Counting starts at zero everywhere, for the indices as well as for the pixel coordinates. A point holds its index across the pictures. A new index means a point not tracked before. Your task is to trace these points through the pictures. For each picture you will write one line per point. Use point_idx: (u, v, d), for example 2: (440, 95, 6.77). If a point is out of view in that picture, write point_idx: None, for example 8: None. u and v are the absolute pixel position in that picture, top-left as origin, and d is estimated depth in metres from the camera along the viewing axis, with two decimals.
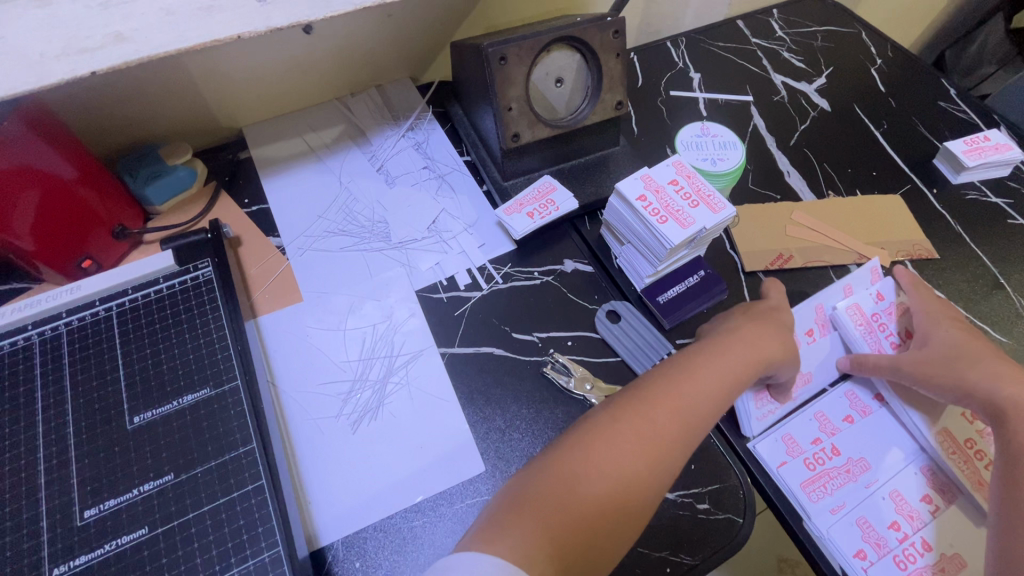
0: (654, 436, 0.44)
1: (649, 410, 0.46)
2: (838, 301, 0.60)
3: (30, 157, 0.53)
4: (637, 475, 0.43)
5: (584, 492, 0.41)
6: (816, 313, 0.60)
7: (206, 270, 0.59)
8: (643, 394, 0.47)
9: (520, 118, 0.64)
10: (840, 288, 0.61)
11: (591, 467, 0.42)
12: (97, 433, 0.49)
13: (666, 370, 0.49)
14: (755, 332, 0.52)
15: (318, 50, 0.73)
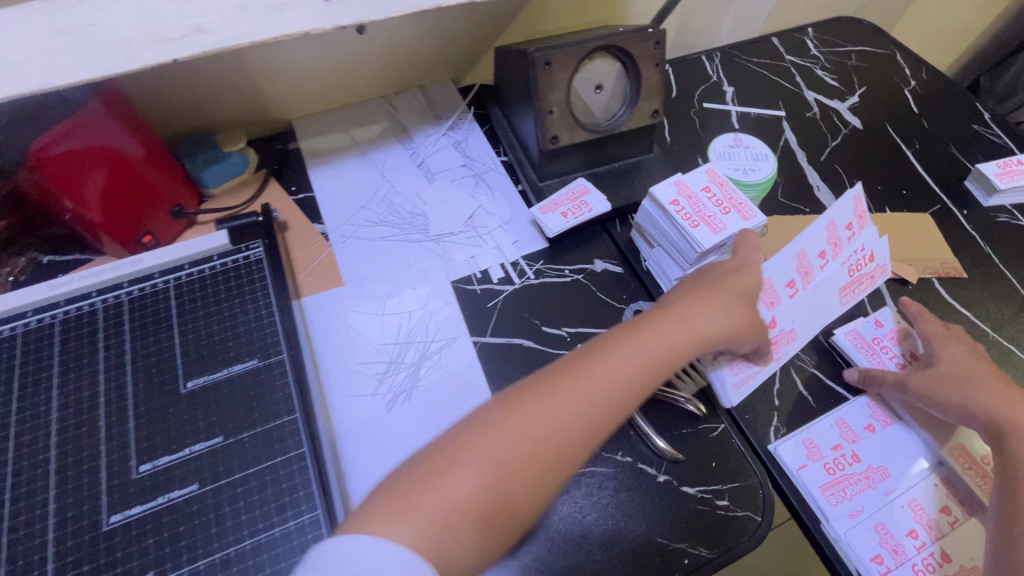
0: (544, 424, 0.42)
1: (553, 394, 0.44)
2: (818, 245, 0.59)
3: (103, 137, 0.57)
4: (522, 465, 0.41)
5: (445, 473, 0.39)
6: (797, 262, 0.59)
7: (257, 250, 0.62)
8: (547, 377, 0.45)
9: (559, 122, 0.66)
10: (823, 231, 0.59)
11: (474, 456, 0.40)
12: (154, 396, 0.52)
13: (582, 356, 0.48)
14: (667, 313, 0.51)
15: (368, 50, 0.77)
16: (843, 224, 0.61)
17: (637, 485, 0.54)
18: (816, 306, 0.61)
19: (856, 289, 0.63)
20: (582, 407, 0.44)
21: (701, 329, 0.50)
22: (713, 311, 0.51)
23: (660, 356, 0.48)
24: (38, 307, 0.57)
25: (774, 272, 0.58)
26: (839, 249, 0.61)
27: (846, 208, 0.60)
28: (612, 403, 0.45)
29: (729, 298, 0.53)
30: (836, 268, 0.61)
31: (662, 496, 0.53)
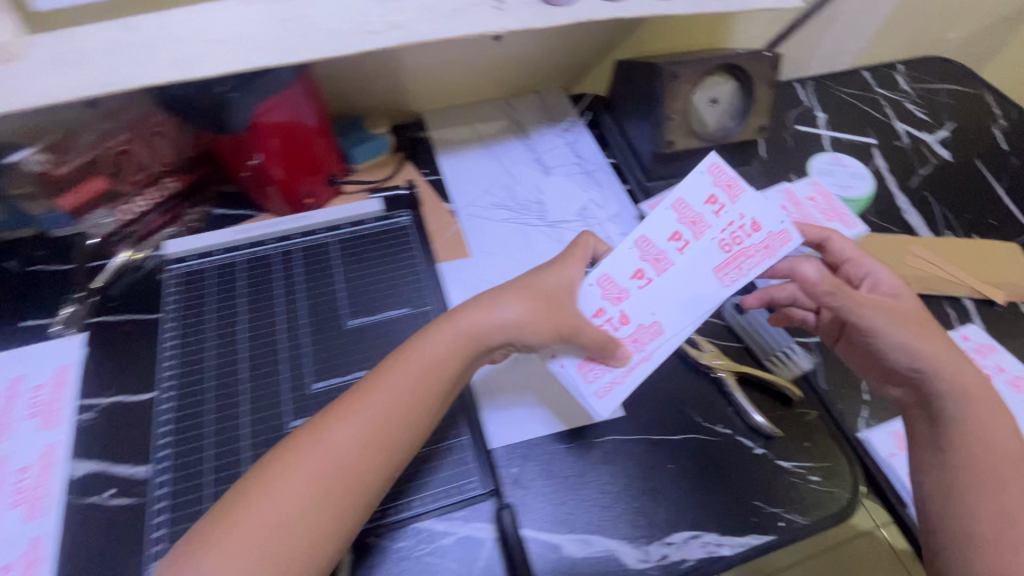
0: (292, 466, 0.46)
1: (358, 405, 0.49)
2: (667, 229, 0.56)
3: (291, 111, 0.67)
4: (293, 509, 0.44)
5: (272, 489, 0.45)
6: (641, 251, 0.56)
7: (403, 219, 0.72)
8: (346, 397, 0.50)
9: (676, 128, 0.74)
10: (666, 210, 0.57)
11: (251, 501, 0.44)
12: (323, 330, 0.61)
13: (380, 366, 0.52)
14: (459, 315, 0.54)
15: (499, 56, 0.87)
16: (700, 200, 0.56)
17: (734, 452, 0.60)
18: (689, 303, 0.55)
19: (741, 266, 0.55)
20: (379, 415, 0.49)
21: (500, 316, 0.54)
22: (516, 303, 0.54)
23: (441, 359, 0.52)
24: (225, 248, 0.68)
25: (613, 267, 0.56)
26: (704, 232, 0.56)
27: (699, 180, 0.57)
28: (411, 412, 0.50)
29: (541, 299, 0.54)
30: (716, 252, 0.55)
31: (758, 465, 0.59)
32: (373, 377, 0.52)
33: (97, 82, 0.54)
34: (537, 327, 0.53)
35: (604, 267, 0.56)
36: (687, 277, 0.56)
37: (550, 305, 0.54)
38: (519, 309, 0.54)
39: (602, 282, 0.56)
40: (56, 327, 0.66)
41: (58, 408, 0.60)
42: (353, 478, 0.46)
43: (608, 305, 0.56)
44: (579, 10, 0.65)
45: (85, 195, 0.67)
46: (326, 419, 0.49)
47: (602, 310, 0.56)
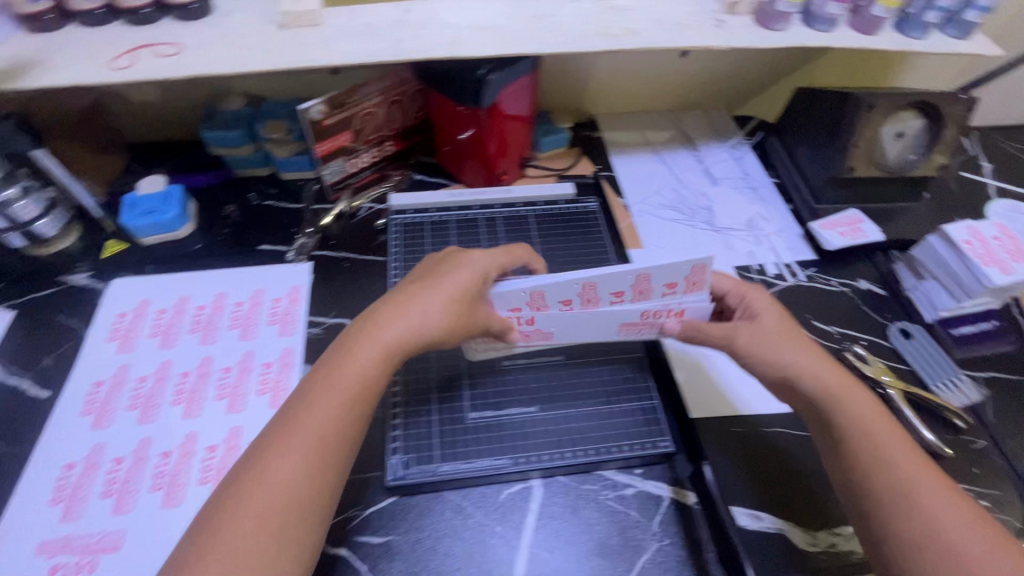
0: (248, 494, 0.42)
1: (299, 428, 0.46)
2: (617, 285, 0.57)
3: (513, 98, 0.74)
4: (255, 537, 0.41)
5: (223, 543, 0.40)
6: (582, 288, 0.57)
7: (592, 205, 0.79)
8: (284, 419, 0.47)
9: (861, 156, 0.78)
10: (628, 277, 0.55)
11: (219, 545, 0.40)
12: None
13: (315, 375, 0.49)
14: (396, 310, 0.51)
15: (679, 71, 0.94)
16: (663, 281, 0.56)
17: None
18: (591, 329, 0.59)
19: (642, 329, 0.60)
20: (317, 435, 0.46)
21: (420, 324, 0.51)
22: (437, 300, 0.52)
23: (370, 370, 0.49)
24: (438, 207, 0.77)
25: (550, 288, 0.56)
26: (660, 300, 0.58)
27: (675, 269, 0.55)
28: (342, 429, 0.47)
29: (443, 297, 0.53)
30: (631, 313, 0.57)
31: None
32: (326, 377, 0.48)
33: (388, 51, 0.65)
34: (440, 318, 0.52)
35: (538, 284, 0.56)
36: (602, 322, 0.58)
37: (452, 300, 0.53)
38: (428, 309, 0.52)
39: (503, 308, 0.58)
40: (290, 255, 0.76)
41: (293, 320, 0.70)
42: (293, 495, 0.43)
43: (525, 310, 0.58)
44: (793, 36, 0.71)
45: (335, 146, 0.75)
46: (279, 442, 0.45)
47: (518, 312, 0.58)
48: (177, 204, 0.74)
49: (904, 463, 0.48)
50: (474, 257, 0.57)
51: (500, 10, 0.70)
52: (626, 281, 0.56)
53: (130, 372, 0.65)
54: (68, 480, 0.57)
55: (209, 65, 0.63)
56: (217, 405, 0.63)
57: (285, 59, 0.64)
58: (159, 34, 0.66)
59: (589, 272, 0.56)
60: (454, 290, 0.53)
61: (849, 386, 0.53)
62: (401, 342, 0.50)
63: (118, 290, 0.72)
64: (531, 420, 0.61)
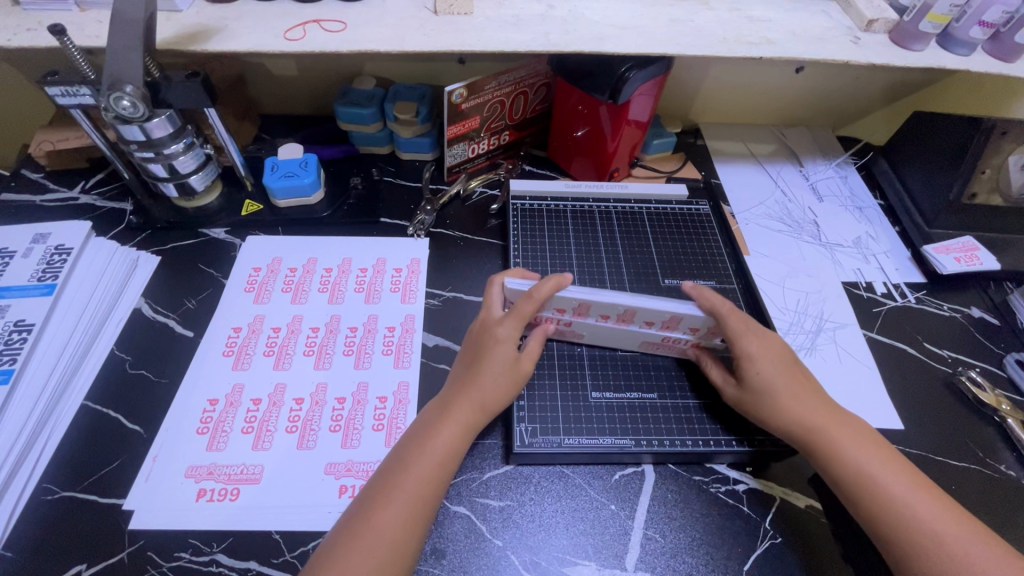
0: (366, 543, 0.48)
1: (393, 497, 0.51)
2: (653, 317, 0.58)
3: (643, 100, 0.77)
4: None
5: None
6: (623, 311, 0.58)
7: (704, 207, 0.81)
8: (376, 493, 0.52)
9: (984, 182, 0.78)
10: (664, 315, 0.58)
11: None
12: (643, 281, 0.72)
13: (401, 452, 0.54)
14: (468, 391, 0.57)
15: (790, 87, 0.95)
16: (691, 325, 0.59)
17: (1016, 490, 0.61)
18: (616, 340, 0.63)
19: (657, 348, 0.64)
20: (413, 502, 0.51)
21: (488, 401, 0.57)
22: (500, 377, 0.57)
23: (453, 445, 0.54)
24: (555, 197, 0.80)
25: (598, 303, 0.58)
26: (676, 335, 0.61)
27: (703, 320, 0.58)
28: (434, 495, 0.52)
29: (505, 375, 0.58)
30: (654, 336, 0.61)
31: None
32: (417, 451, 0.54)
33: (536, 42, 0.68)
34: (505, 391, 0.58)
35: (589, 297, 0.57)
36: (626, 337, 0.62)
37: (514, 376, 0.58)
38: (493, 388, 0.57)
39: (546, 317, 0.62)
40: (411, 229, 0.80)
41: (414, 289, 0.73)
42: (404, 555, 0.49)
43: (568, 312, 0.60)
44: (930, 57, 0.72)
45: (462, 130, 0.79)
46: (377, 513, 0.50)
47: (559, 314, 0.61)
48: (314, 171, 0.78)
49: (887, 479, 0.52)
50: (510, 331, 0.59)
51: (640, 12, 0.73)
52: (662, 315, 0.58)
53: (265, 322, 0.69)
54: (212, 414, 0.61)
55: (371, 43, 0.67)
56: (346, 360, 0.66)
57: (440, 43, 0.68)
58: (325, 11, 0.71)
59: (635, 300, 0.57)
60: (511, 362, 0.58)
61: (839, 419, 0.55)
62: (474, 418, 0.56)
63: (253, 247, 0.77)
64: (651, 406, 0.61)
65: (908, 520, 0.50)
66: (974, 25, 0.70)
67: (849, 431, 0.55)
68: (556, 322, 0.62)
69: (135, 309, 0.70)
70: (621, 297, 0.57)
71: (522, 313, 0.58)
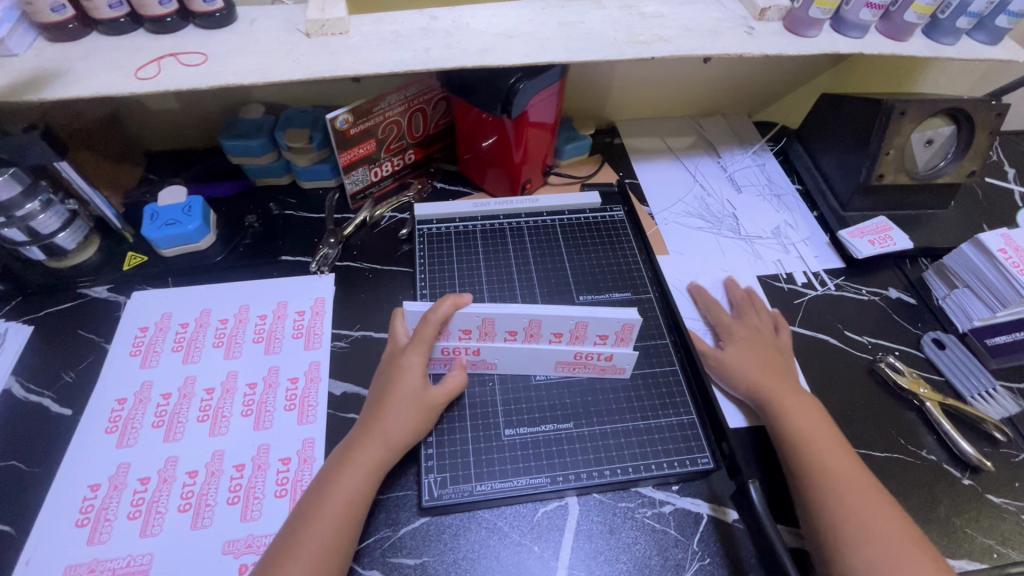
0: None
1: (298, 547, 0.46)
2: (558, 326, 0.55)
3: (542, 102, 0.73)
4: None
5: None
6: (527, 323, 0.55)
7: (618, 213, 0.79)
8: (281, 544, 0.47)
9: (890, 162, 0.77)
10: (569, 322, 0.54)
11: None
12: (557, 299, 0.69)
13: (302, 505, 0.50)
14: (371, 430, 0.53)
15: (701, 77, 0.93)
16: (597, 330, 0.56)
17: (939, 475, 0.61)
18: (528, 361, 0.60)
19: (577, 366, 0.60)
20: (321, 552, 0.46)
21: (393, 438, 0.53)
22: (406, 411, 0.54)
23: (360, 489, 0.50)
24: (463, 217, 0.77)
25: (499, 318, 0.55)
26: (589, 345, 0.57)
27: (608, 324, 0.54)
28: (343, 543, 0.48)
29: (411, 408, 0.54)
30: (565, 351, 0.58)
31: (966, 494, 0.60)
32: (318, 501, 0.49)
33: (417, 60, 0.64)
34: (411, 426, 0.54)
35: (490, 313, 0.55)
36: (540, 354, 0.59)
37: (421, 406, 0.54)
38: (400, 423, 0.53)
39: (452, 347, 0.58)
40: (314, 266, 0.75)
41: (318, 333, 0.69)
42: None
43: (473, 334, 0.57)
44: (824, 43, 0.70)
45: (357, 155, 0.75)
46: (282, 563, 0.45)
47: (464, 339, 0.58)
48: (199, 216, 0.73)
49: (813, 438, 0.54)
50: (414, 359, 0.55)
51: (528, 17, 0.69)
52: (567, 322, 0.55)
53: (152, 390, 0.63)
54: (93, 502, 0.56)
55: (235, 75, 0.62)
56: (244, 423, 0.61)
57: (312, 68, 0.63)
58: (183, 42, 0.65)
59: (539, 309, 0.54)
60: (417, 393, 0.55)
61: (787, 386, 0.59)
62: (381, 459, 0.52)
63: (139, 303, 0.70)
64: (566, 437, 0.57)
65: (834, 485, 0.51)
66: (863, 7, 0.68)
67: (808, 415, 0.56)
68: (461, 349, 0.58)
69: (4, 390, 0.63)
70: (521, 310, 0.54)
71: (424, 337, 0.55)
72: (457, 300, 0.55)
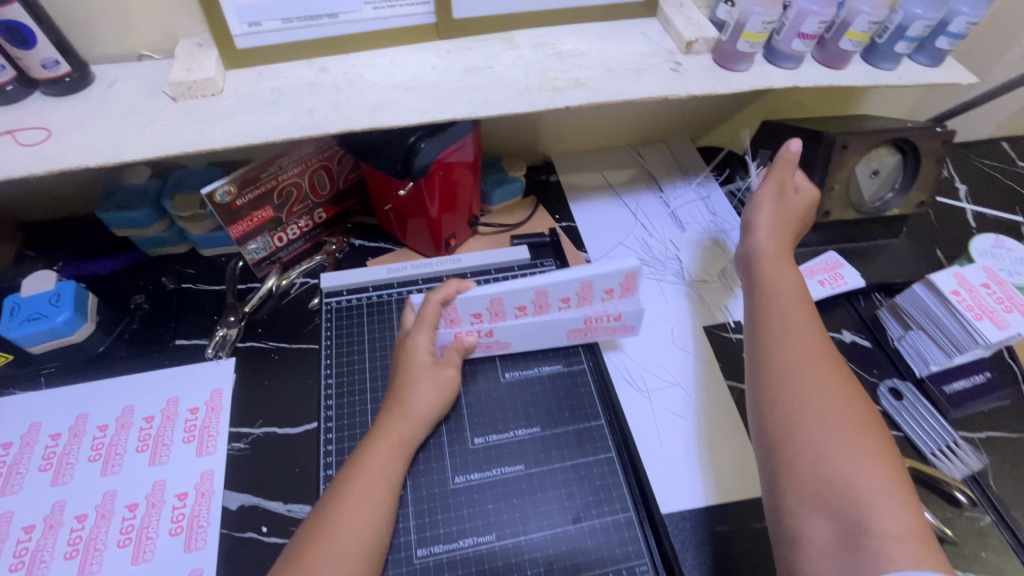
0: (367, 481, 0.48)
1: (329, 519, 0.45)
2: (564, 292, 0.58)
3: (458, 154, 0.66)
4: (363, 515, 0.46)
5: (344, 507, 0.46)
6: (536, 295, 0.57)
7: (550, 268, 0.73)
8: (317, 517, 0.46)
9: (834, 199, 0.72)
10: (574, 285, 0.57)
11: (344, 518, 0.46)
12: (479, 376, 0.61)
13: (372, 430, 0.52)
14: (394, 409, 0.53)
15: (639, 106, 0.87)
16: (602, 288, 0.59)
17: None
18: (539, 336, 0.61)
19: (589, 332, 0.63)
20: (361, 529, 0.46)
21: (416, 412, 0.53)
22: (424, 385, 0.54)
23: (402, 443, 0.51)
24: (377, 284, 0.70)
25: (508, 293, 0.56)
26: (599, 305, 0.61)
27: (612, 279, 0.57)
28: (385, 515, 0.47)
29: (432, 380, 0.55)
30: (575, 318, 0.61)
31: None
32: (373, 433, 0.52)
33: (297, 125, 0.56)
34: (434, 401, 0.54)
35: (497, 291, 0.56)
36: (552, 327, 0.61)
37: (440, 381, 0.55)
38: (420, 402, 0.53)
39: (464, 330, 0.59)
40: (210, 351, 0.66)
41: (212, 436, 0.61)
42: (364, 553, 0.45)
43: (484, 317, 0.58)
44: (756, 77, 0.65)
45: (253, 225, 0.67)
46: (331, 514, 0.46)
47: (477, 320, 0.58)
48: (70, 305, 0.64)
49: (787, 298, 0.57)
50: (420, 339, 0.55)
51: (430, 64, 0.62)
52: (574, 287, 0.57)
53: (12, 523, 0.55)
54: None
55: (83, 155, 0.53)
56: (121, 555, 0.53)
57: (174, 141, 0.54)
58: (24, 115, 0.56)
59: (541, 278, 0.56)
60: (429, 367, 0.55)
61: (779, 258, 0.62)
62: (405, 433, 0.52)
63: (2, 413, 0.61)
64: (488, 554, 0.50)
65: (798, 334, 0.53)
66: (794, 38, 0.63)
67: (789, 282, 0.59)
68: (474, 333, 0.59)
69: None
70: (532, 279, 0.56)
71: (427, 316, 0.56)
72: (459, 285, 0.57)
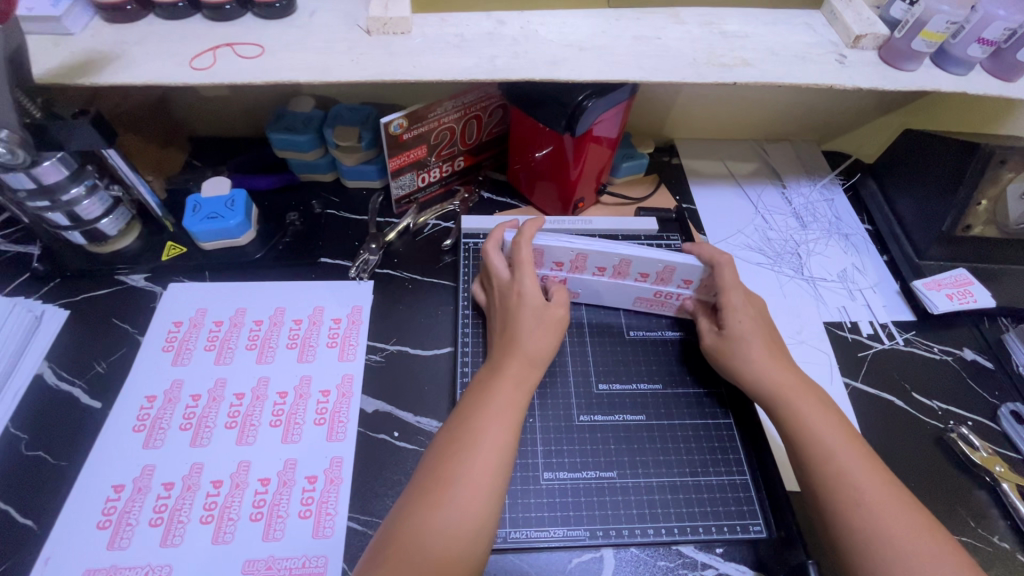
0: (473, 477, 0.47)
1: (464, 440, 0.49)
2: (642, 267, 0.60)
3: (608, 124, 0.70)
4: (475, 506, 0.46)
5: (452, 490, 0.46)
6: (618, 261, 0.60)
7: (675, 243, 0.76)
8: (444, 442, 0.49)
9: (979, 214, 0.73)
10: (659, 264, 0.59)
11: (455, 507, 0.45)
12: (605, 332, 0.64)
13: (463, 414, 0.51)
14: (515, 348, 0.55)
15: (775, 99, 0.87)
16: (682, 275, 0.60)
17: (1012, 566, 0.56)
18: (611, 296, 0.65)
19: (656, 305, 0.65)
20: (494, 453, 0.48)
21: (534, 351, 0.55)
22: (541, 326, 0.57)
23: (513, 401, 0.52)
24: None
25: (592, 252, 0.60)
26: (670, 288, 0.62)
27: (696, 270, 0.59)
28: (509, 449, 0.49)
29: (545, 323, 0.57)
30: (646, 290, 0.63)
31: None
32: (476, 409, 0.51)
33: (481, 69, 0.60)
34: (548, 340, 0.57)
35: (585, 248, 0.59)
36: (621, 291, 0.64)
37: (551, 321, 0.58)
38: (533, 340, 0.56)
39: (543, 274, 0.63)
40: (353, 272, 0.72)
41: (353, 344, 0.66)
42: (482, 528, 0.45)
43: (564, 267, 0.62)
44: (924, 78, 0.64)
45: (407, 161, 0.72)
46: (437, 485, 0.46)
47: (556, 268, 0.62)
48: (242, 211, 0.71)
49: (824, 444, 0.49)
50: (528, 282, 0.58)
51: (600, 28, 0.65)
52: (655, 265, 0.59)
53: (182, 390, 0.62)
54: (115, 504, 0.55)
55: (291, 72, 0.59)
56: (273, 433, 0.59)
57: (370, 70, 0.60)
58: (240, 32, 0.62)
59: (630, 248, 0.59)
60: (543, 309, 0.58)
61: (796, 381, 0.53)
62: (528, 371, 0.55)
63: (174, 296, 0.69)
64: (609, 488, 0.53)
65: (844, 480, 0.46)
66: (972, 42, 0.62)
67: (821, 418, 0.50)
68: (552, 277, 0.63)
69: (36, 376, 0.63)
70: (616, 246, 0.59)
71: (525, 258, 0.59)
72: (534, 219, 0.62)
